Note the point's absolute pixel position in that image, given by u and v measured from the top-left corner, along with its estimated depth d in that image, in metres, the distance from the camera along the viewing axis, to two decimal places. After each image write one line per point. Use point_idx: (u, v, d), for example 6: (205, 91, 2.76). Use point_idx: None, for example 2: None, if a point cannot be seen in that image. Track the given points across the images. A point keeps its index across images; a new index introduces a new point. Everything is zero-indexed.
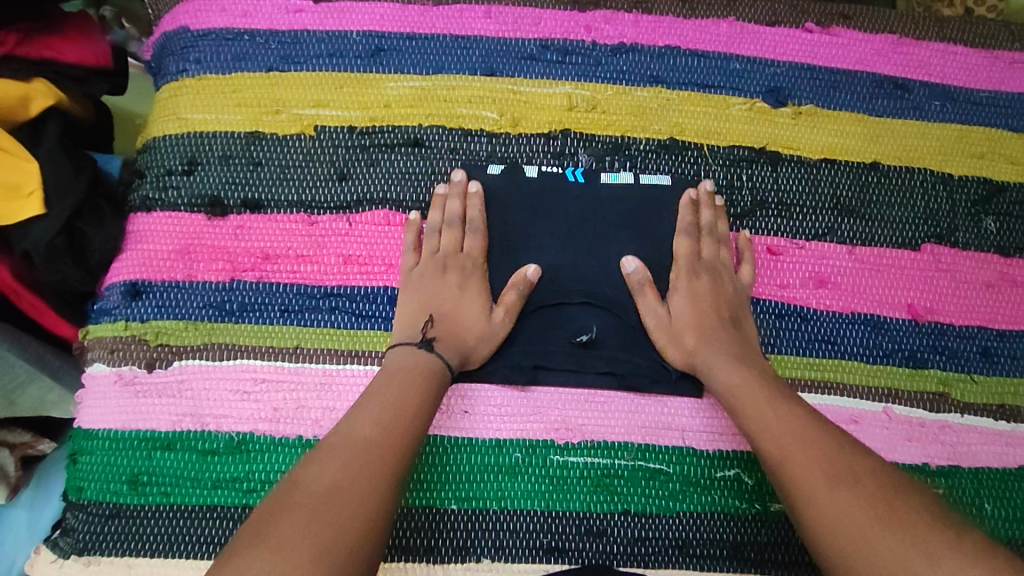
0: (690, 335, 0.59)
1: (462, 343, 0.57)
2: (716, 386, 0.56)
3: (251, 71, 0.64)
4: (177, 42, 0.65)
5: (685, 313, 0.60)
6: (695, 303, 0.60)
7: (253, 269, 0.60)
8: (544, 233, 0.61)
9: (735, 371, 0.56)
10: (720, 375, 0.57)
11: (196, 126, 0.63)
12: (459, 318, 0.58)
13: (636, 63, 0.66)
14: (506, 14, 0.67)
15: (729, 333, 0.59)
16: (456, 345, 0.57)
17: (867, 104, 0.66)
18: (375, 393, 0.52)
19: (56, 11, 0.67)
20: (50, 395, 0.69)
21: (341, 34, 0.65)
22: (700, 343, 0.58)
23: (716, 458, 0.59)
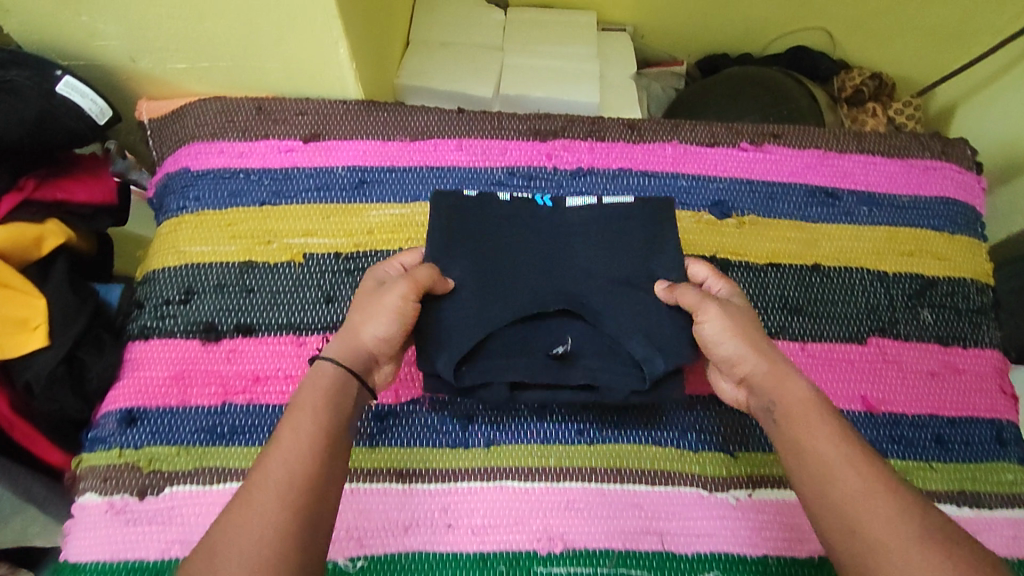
0: (747, 358, 0.56)
1: (358, 345, 0.55)
2: (778, 403, 0.53)
3: (245, 206, 0.71)
4: (178, 182, 0.72)
5: (728, 327, 0.57)
6: (747, 331, 0.57)
7: (244, 391, 0.63)
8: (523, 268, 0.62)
9: (800, 395, 0.53)
10: (788, 395, 0.53)
11: (192, 258, 0.68)
12: (355, 315, 0.57)
13: (594, 184, 0.74)
14: (477, 146, 0.75)
15: (780, 357, 0.56)
16: (355, 350, 0.55)
17: (802, 212, 0.74)
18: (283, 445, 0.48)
19: (70, 158, 0.75)
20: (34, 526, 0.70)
21: (328, 169, 0.73)
22: (757, 360, 0.56)
23: (695, 561, 0.59)
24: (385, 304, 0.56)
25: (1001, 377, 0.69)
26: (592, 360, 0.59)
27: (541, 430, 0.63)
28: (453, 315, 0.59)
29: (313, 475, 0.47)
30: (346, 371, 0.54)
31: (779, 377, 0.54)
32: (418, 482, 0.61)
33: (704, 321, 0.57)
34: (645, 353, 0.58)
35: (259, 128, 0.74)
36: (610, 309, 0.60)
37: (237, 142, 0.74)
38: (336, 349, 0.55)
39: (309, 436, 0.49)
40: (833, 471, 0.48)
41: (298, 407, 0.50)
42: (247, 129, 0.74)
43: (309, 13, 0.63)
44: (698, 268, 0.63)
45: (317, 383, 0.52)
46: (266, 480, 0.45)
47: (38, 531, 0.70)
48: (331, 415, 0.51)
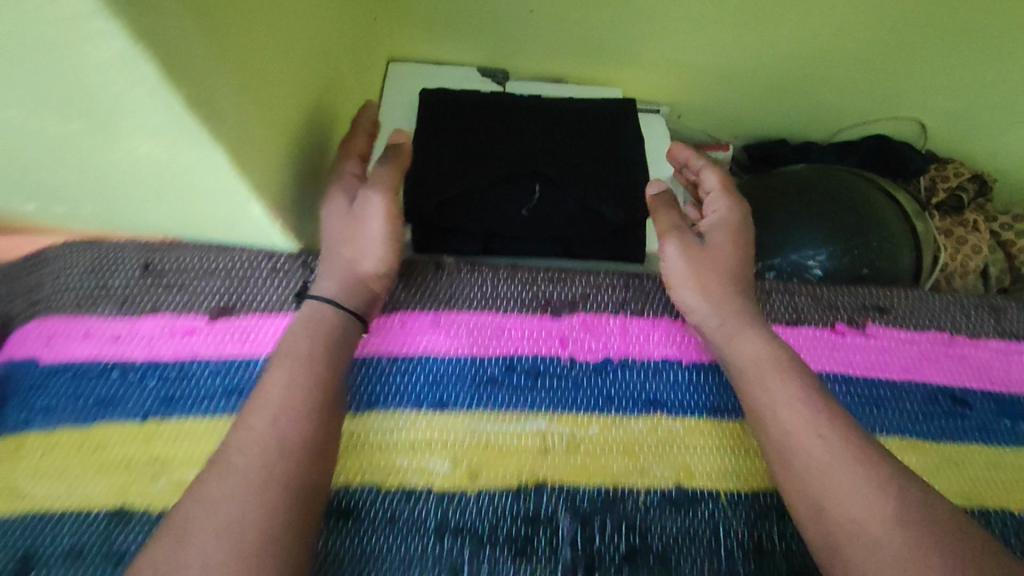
0: (701, 307, 0.52)
1: (358, 278, 0.52)
2: (734, 360, 0.49)
3: (119, 423, 0.49)
4: (22, 379, 0.50)
5: (691, 271, 0.54)
6: (700, 255, 0.54)
7: None
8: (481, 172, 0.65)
9: (762, 346, 0.49)
10: (746, 348, 0.49)
11: (35, 506, 0.46)
12: (339, 249, 0.52)
13: (626, 382, 0.53)
14: (461, 324, 0.54)
15: (747, 307, 0.51)
16: (355, 286, 0.51)
17: (919, 426, 0.52)
18: (283, 360, 0.46)
19: None
20: None
21: (243, 363, 0.51)
22: (710, 313, 0.52)
23: None
24: (382, 207, 0.53)
25: None
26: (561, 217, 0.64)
27: None
28: (435, 168, 0.65)
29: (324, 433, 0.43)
30: (342, 308, 0.50)
31: (742, 332, 0.50)
32: None
33: (669, 235, 0.56)
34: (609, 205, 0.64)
35: (144, 298, 0.52)
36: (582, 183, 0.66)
37: (113, 319, 0.52)
38: (332, 278, 0.51)
39: (311, 380, 0.45)
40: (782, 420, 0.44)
41: (301, 325, 0.48)
42: (128, 298, 0.52)
43: (192, 172, 0.42)
44: (711, 176, 0.60)
45: (312, 314, 0.50)
46: (252, 443, 0.41)
47: None
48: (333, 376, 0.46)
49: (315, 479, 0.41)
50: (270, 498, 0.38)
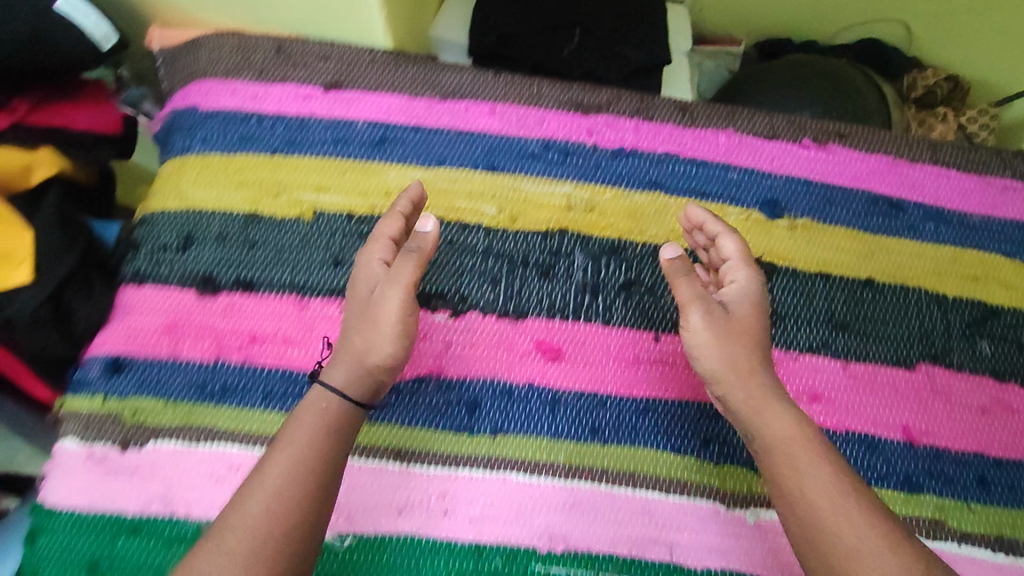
0: (724, 376, 0.52)
1: (361, 361, 0.52)
2: (760, 435, 0.50)
3: (255, 154, 0.65)
4: (186, 119, 0.67)
5: (713, 346, 0.53)
6: (722, 326, 0.53)
7: (238, 350, 0.59)
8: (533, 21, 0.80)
9: (791, 423, 0.49)
10: (773, 422, 0.49)
11: (194, 204, 0.64)
12: (353, 335, 0.52)
13: (636, 167, 0.68)
14: (511, 113, 0.69)
15: (770, 381, 0.52)
16: (356, 369, 0.51)
17: (861, 221, 0.68)
18: (285, 439, 0.47)
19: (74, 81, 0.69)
20: None
21: (348, 122, 0.67)
22: (736, 386, 0.52)
23: None
24: (382, 322, 0.52)
25: None
26: (593, 58, 0.80)
27: (552, 422, 0.59)
28: (496, 14, 0.81)
29: (308, 475, 0.46)
30: (347, 396, 0.50)
31: (766, 406, 0.50)
32: (416, 464, 0.58)
33: (688, 302, 0.54)
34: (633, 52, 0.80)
35: (277, 70, 0.69)
36: (613, 34, 0.81)
37: (253, 83, 0.68)
38: (341, 364, 0.52)
39: (309, 453, 0.47)
40: (804, 470, 0.47)
41: (287, 437, 0.48)
42: (265, 70, 0.69)
43: None
44: (728, 239, 0.58)
45: (315, 402, 0.50)
46: (259, 505, 0.44)
47: None
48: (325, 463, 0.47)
49: (309, 507, 0.45)
50: (261, 553, 0.42)
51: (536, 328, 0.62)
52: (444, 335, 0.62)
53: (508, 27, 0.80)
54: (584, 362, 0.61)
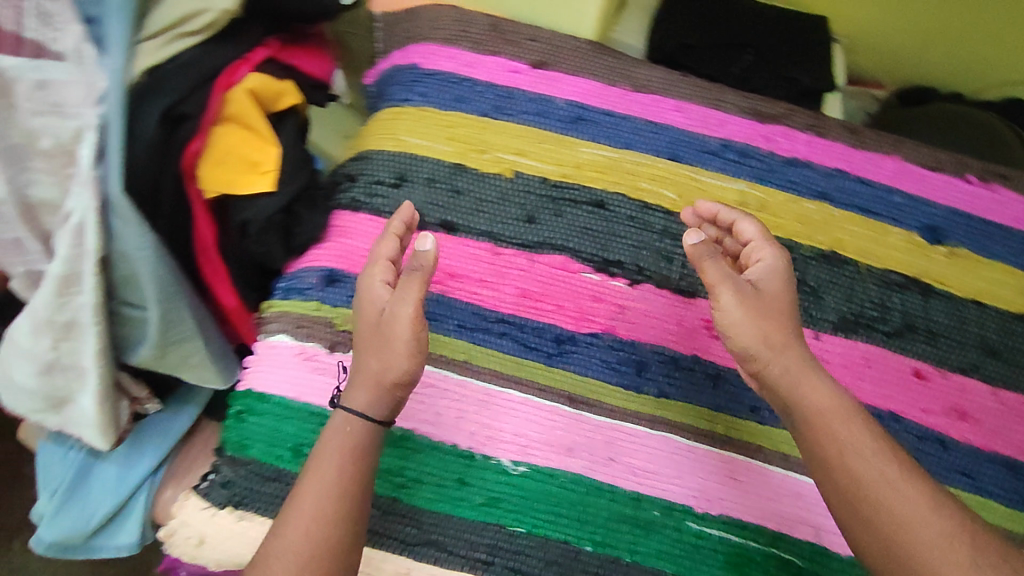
0: (758, 351, 0.54)
1: (379, 379, 0.54)
2: (806, 406, 0.52)
3: (467, 112, 0.72)
4: (406, 75, 0.75)
5: (750, 323, 0.54)
6: (753, 302, 0.54)
7: (438, 282, 0.66)
8: (713, 37, 0.87)
9: (831, 396, 0.52)
10: (814, 395, 0.52)
11: (409, 148, 0.71)
12: (370, 357, 0.55)
13: (807, 177, 0.72)
14: (696, 112, 0.74)
15: (805, 352, 0.54)
16: (376, 390, 0.55)
17: (1016, 259, 0.72)
18: (311, 469, 0.53)
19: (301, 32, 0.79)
20: (192, 357, 0.80)
21: (549, 98, 0.73)
22: (780, 357, 0.54)
23: (843, 562, 0.60)
24: (392, 344, 0.54)
25: None
26: (763, 75, 0.85)
27: (713, 396, 0.63)
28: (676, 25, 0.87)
29: (341, 493, 0.52)
30: (369, 418, 0.54)
31: (809, 375, 0.53)
32: (586, 410, 0.62)
33: (718, 282, 0.55)
34: (802, 75, 0.85)
35: (490, 43, 0.75)
36: (785, 56, 0.86)
37: (469, 51, 0.75)
38: (363, 386, 0.55)
39: (338, 478, 0.53)
40: (846, 442, 0.51)
41: (320, 453, 0.54)
42: (480, 41, 0.75)
43: None
44: (749, 224, 0.59)
45: (340, 425, 0.55)
46: (287, 548, 0.51)
47: (196, 363, 0.80)
48: (349, 478, 0.53)
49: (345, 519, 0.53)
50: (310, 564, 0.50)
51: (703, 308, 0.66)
52: (620, 300, 0.66)
53: (690, 37, 0.86)
54: None
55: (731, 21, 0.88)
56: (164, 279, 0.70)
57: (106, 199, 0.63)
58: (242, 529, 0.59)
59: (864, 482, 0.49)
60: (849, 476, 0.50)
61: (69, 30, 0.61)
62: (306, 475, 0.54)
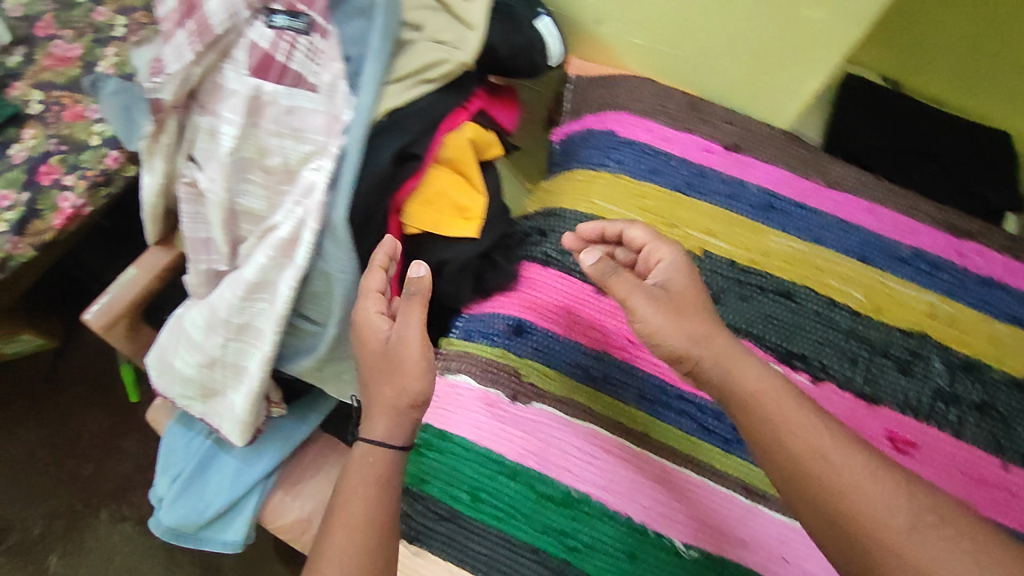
0: (692, 351, 0.55)
1: (394, 404, 0.60)
2: (737, 390, 0.53)
3: (660, 185, 0.74)
4: (603, 141, 0.78)
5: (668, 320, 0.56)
6: (667, 301, 0.57)
7: (623, 349, 0.67)
8: (896, 145, 0.87)
9: (766, 377, 0.53)
10: (750, 376, 0.53)
11: (600, 212, 0.73)
12: (383, 385, 0.61)
13: (1001, 300, 0.71)
14: (888, 217, 0.74)
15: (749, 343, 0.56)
16: (396, 416, 0.60)
17: None
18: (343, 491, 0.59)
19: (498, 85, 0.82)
20: (344, 374, 0.84)
21: (743, 182, 0.74)
22: (699, 346, 0.55)
23: None
24: (409, 367, 0.60)
25: None
26: (947, 187, 0.84)
27: None
28: (859, 129, 0.88)
29: (376, 520, 0.57)
30: (391, 446, 0.59)
31: (737, 363, 0.54)
32: (762, 504, 0.61)
33: (631, 296, 0.58)
34: (987, 192, 0.84)
35: (688, 122, 0.77)
36: (970, 171, 0.86)
37: (667, 126, 0.77)
38: (381, 416, 0.60)
39: (369, 507, 0.58)
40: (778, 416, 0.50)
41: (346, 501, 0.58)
42: (678, 118, 0.77)
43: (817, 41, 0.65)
44: (637, 229, 0.63)
45: (363, 457, 0.60)
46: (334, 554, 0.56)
47: (346, 380, 0.85)
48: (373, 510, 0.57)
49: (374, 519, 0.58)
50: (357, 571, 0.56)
51: (889, 418, 0.65)
52: None
53: (872, 143, 0.87)
54: (933, 467, 0.63)
55: (914, 133, 0.89)
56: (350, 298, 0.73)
57: (326, 222, 0.67)
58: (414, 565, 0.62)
59: (795, 449, 0.49)
60: (802, 444, 0.48)
61: (327, 68, 0.66)
62: (334, 515, 0.58)
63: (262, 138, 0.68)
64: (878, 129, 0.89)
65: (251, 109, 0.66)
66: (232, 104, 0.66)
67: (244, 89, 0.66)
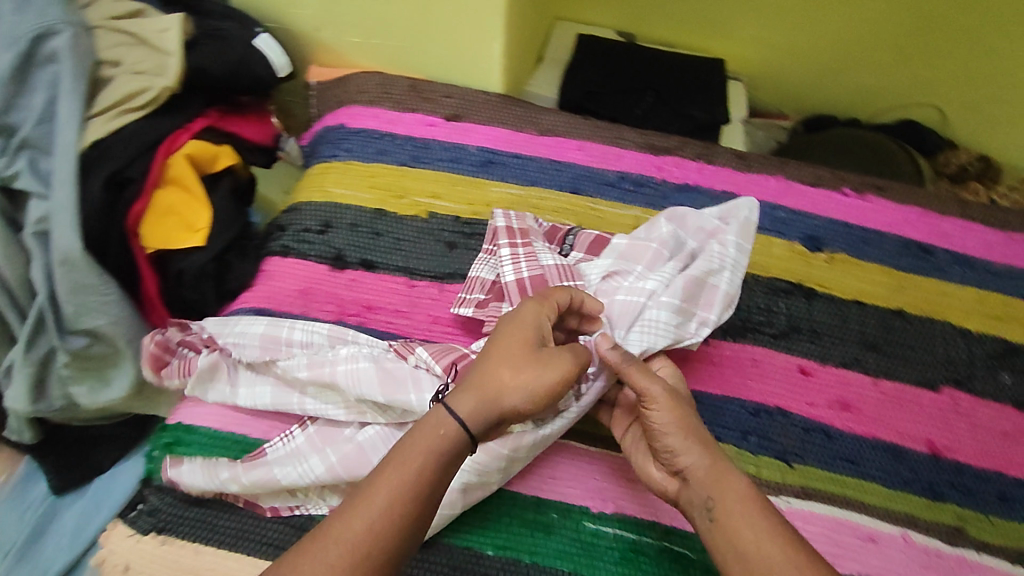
0: (690, 446, 0.55)
1: (495, 400, 0.53)
2: (716, 504, 0.52)
3: (387, 163, 0.81)
4: (333, 134, 0.84)
5: (673, 423, 0.56)
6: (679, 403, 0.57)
7: (357, 315, 0.72)
8: (623, 81, 0.97)
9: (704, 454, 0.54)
10: (681, 445, 0.55)
11: (334, 198, 0.79)
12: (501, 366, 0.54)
13: (697, 200, 0.79)
14: (596, 149, 0.82)
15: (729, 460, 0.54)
16: (486, 405, 0.53)
17: (893, 259, 0.76)
18: (391, 456, 0.50)
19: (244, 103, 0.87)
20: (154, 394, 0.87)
21: (461, 145, 0.82)
22: (701, 454, 0.54)
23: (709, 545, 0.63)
24: (546, 376, 0.54)
25: None
26: (662, 115, 0.94)
27: None
28: (587, 74, 0.98)
29: (388, 528, 0.47)
30: (467, 434, 0.52)
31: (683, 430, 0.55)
32: None
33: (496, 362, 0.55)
34: (696, 111, 0.94)
35: (410, 102, 0.85)
36: (682, 89, 0.97)
37: (390, 110, 0.84)
38: (472, 396, 0.53)
39: (397, 489, 0.48)
40: (746, 528, 0.50)
41: (398, 460, 0.50)
42: (400, 100, 0.85)
43: None
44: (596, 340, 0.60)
45: (434, 429, 0.51)
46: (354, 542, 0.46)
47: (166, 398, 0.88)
48: (417, 479, 0.49)
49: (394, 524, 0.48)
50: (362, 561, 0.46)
51: None
52: None
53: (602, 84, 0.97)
54: None
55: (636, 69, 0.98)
56: (130, 333, 0.76)
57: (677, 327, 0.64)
58: (161, 553, 0.62)
59: (738, 545, 0.49)
60: (741, 533, 0.49)
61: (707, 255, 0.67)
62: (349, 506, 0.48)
63: (711, 279, 0.66)
64: (602, 73, 0.98)
65: (687, 288, 0.65)
66: (596, 261, 0.69)
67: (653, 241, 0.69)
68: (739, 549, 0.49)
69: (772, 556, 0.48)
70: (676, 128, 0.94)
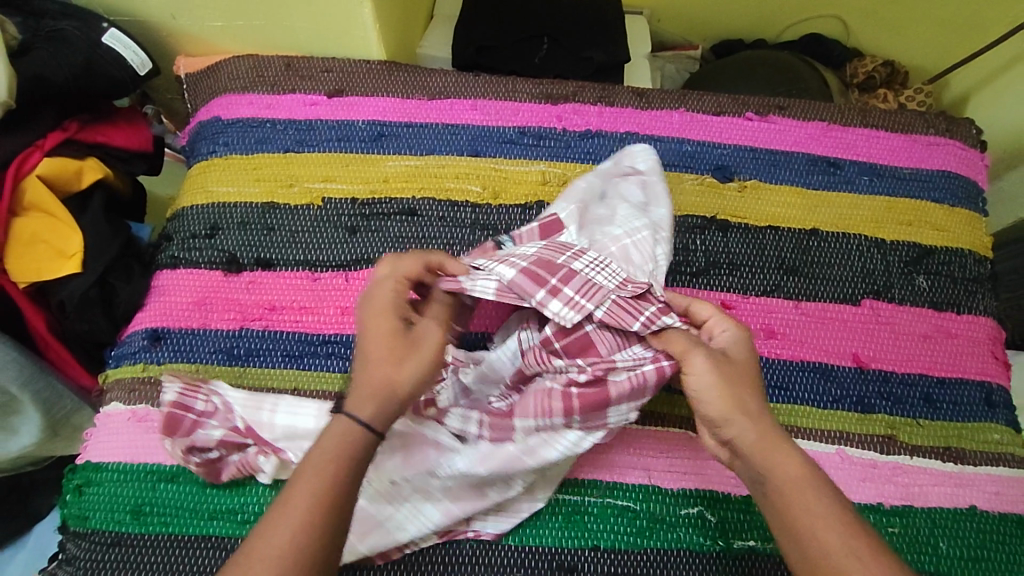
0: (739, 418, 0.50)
1: (393, 392, 0.51)
2: (771, 481, 0.48)
3: (271, 152, 0.75)
4: (209, 129, 0.78)
5: (720, 395, 0.51)
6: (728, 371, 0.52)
7: (260, 319, 0.68)
8: (515, 28, 0.92)
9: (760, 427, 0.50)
10: (739, 423, 0.50)
11: (219, 198, 0.73)
12: (383, 363, 0.51)
13: (601, 146, 0.77)
14: (491, 107, 0.78)
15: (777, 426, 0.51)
16: (386, 399, 0.50)
17: (803, 179, 0.75)
18: (305, 465, 0.47)
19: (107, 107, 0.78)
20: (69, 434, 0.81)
21: (349, 122, 0.77)
22: (745, 424, 0.50)
23: (651, 492, 0.62)
24: (426, 354, 0.52)
25: (995, 343, 0.71)
26: (560, 62, 0.91)
27: None
28: (479, 25, 0.92)
29: (310, 526, 0.45)
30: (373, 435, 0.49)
31: (738, 400, 0.51)
32: None
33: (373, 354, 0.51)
34: (594, 51, 0.91)
35: (287, 83, 0.78)
36: (579, 30, 0.92)
37: (267, 94, 0.78)
38: (369, 397, 0.50)
39: (326, 488, 0.46)
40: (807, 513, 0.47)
41: (318, 456, 0.48)
42: (276, 83, 0.78)
43: None
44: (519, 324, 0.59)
45: (338, 435, 0.49)
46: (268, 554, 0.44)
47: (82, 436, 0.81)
48: (341, 479, 0.47)
49: (319, 528, 0.45)
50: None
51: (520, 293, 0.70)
52: None
53: (494, 35, 0.91)
54: None
55: (529, 13, 0.93)
56: (23, 377, 0.69)
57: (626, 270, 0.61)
58: None
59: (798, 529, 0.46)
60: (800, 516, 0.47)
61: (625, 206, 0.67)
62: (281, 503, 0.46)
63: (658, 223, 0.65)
64: (490, 23, 0.92)
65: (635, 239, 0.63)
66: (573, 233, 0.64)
67: (568, 208, 0.66)
68: (800, 532, 0.46)
69: (830, 538, 0.46)
70: (577, 72, 0.90)
